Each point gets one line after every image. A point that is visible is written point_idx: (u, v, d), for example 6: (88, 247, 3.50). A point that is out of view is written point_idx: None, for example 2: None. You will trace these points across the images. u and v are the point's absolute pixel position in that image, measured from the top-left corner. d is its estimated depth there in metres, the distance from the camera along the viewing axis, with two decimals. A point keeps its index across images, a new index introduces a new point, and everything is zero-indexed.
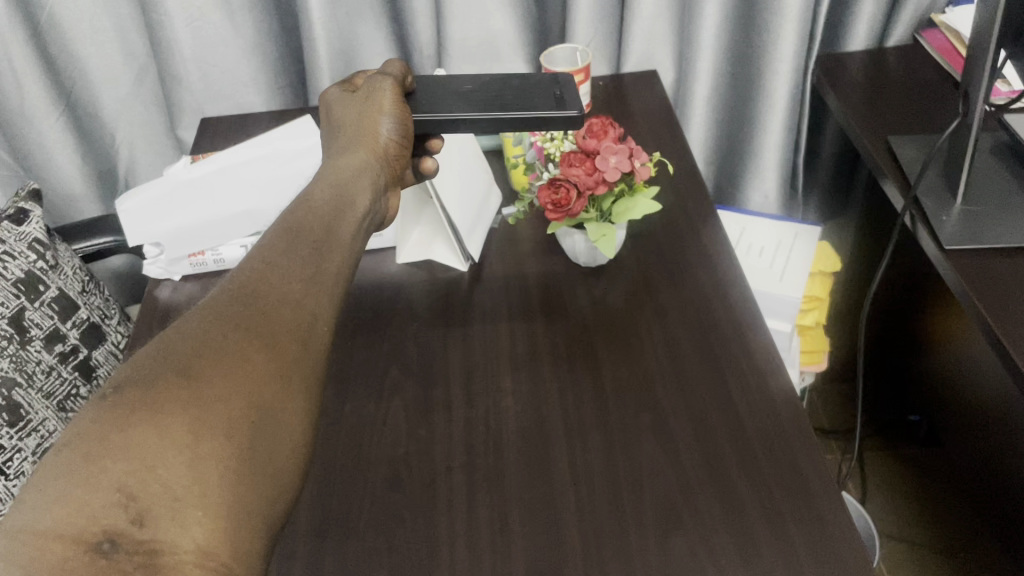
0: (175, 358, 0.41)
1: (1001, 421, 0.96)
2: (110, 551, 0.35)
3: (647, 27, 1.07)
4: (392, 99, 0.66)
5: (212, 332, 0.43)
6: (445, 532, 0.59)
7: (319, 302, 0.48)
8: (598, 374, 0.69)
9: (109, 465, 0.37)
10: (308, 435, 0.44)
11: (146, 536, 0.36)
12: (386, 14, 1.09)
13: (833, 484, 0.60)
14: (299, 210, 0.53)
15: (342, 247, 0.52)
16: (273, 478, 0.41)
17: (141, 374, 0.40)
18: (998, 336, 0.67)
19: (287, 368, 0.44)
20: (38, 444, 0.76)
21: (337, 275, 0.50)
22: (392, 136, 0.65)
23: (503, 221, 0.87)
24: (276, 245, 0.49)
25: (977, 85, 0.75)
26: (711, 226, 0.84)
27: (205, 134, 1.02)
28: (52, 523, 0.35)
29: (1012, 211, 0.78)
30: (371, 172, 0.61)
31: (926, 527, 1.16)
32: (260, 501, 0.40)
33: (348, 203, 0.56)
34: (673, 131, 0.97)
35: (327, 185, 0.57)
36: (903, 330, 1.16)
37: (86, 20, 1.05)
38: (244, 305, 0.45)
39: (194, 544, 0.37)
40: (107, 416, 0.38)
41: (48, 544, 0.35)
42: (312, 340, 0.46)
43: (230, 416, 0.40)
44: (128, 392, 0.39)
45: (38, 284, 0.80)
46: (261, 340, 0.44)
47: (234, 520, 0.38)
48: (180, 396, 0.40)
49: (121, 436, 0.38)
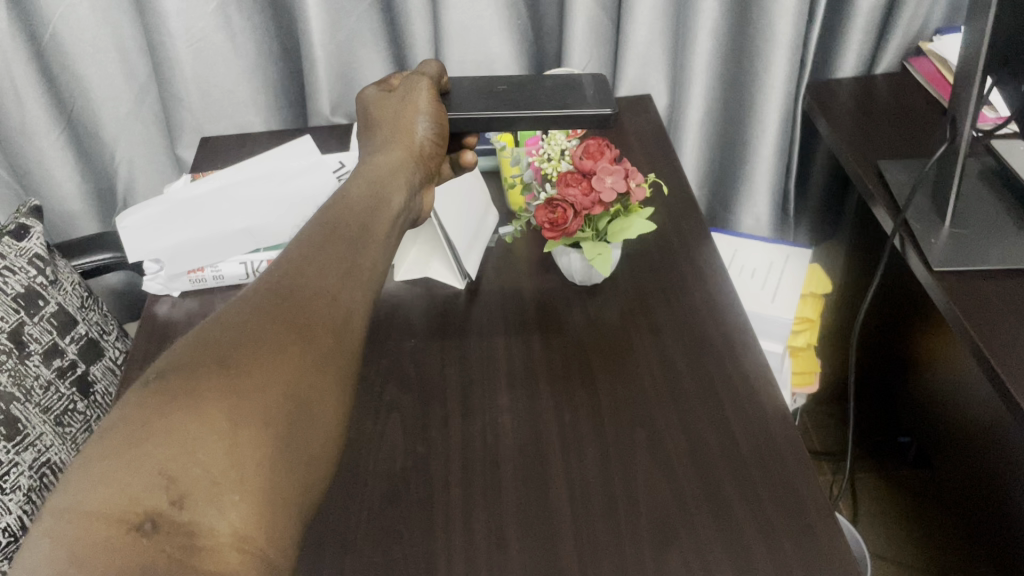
0: (215, 347, 0.42)
1: (992, 442, 0.97)
2: (151, 532, 0.37)
3: (642, 52, 1.09)
4: (428, 98, 0.68)
5: (251, 322, 0.44)
6: (442, 547, 0.59)
7: (353, 296, 0.49)
8: (594, 391, 0.70)
9: (152, 449, 0.38)
10: (339, 426, 0.45)
11: (185, 518, 0.37)
12: (385, 36, 1.11)
13: (827, 503, 0.61)
14: (334, 208, 0.54)
15: (376, 246, 0.53)
16: (309, 466, 0.42)
17: (182, 362, 0.42)
18: (988, 358, 0.68)
19: (323, 359, 0.45)
20: (35, 459, 0.76)
21: (371, 271, 0.51)
22: (428, 135, 0.66)
23: (500, 239, 0.89)
24: (312, 240, 0.50)
25: (964, 111, 0.76)
26: (704, 245, 0.85)
27: (205, 152, 1.03)
28: (96, 503, 0.36)
29: (999, 234, 0.80)
30: (407, 171, 0.62)
31: (918, 548, 1.16)
32: (294, 488, 0.41)
33: (384, 202, 0.57)
34: (666, 153, 0.99)
35: (363, 183, 0.58)
36: (892, 350, 1.18)
37: (89, 40, 1.06)
38: (281, 296, 0.46)
39: (231, 528, 0.38)
40: (149, 402, 0.40)
41: (91, 523, 0.36)
42: (345, 334, 0.47)
43: (268, 404, 0.41)
44: (170, 379, 0.41)
45: (38, 299, 0.81)
46: (300, 333, 0.45)
47: (269, 506, 0.39)
48: (221, 384, 0.41)
49: (162, 421, 0.39)
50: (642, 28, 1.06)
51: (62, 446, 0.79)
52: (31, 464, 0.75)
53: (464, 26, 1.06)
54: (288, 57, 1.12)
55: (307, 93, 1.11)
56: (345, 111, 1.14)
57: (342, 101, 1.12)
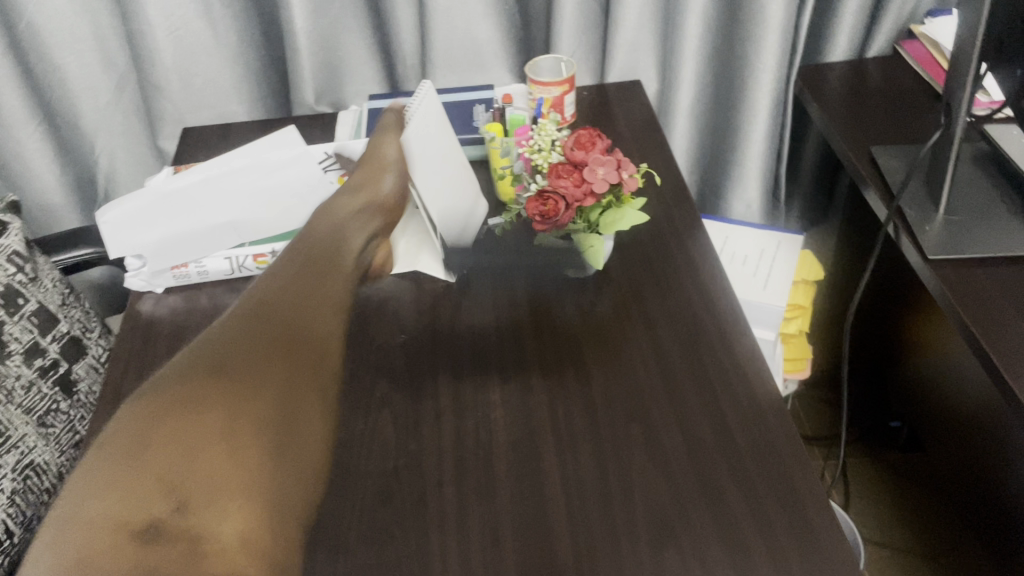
0: (201, 372, 0.51)
1: (981, 424, 0.97)
2: (155, 536, 0.44)
3: (631, 37, 1.08)
4: (395, 153, 0.74)
5: (234, 349, 0.53)
6: (436, 546, 0.58)
7: (329, 321, 0.58)
8: (587, 384, 0.69)
9: (152, 463, 0.46)
10: (326, 431, 0.53)
11: (185, 524, 0.45)
12: (370, 23, 1.09)
13: (823, 493, 0.60)
14: (304, 247, 0.62)
15: (342, 280, 0.62)
16: (299, 469, 0.50)
17: (174, 383, 0.50)
18: (985, 347, 0.67)
19: (303, 376, 0.54)
20: (17, 460, 0.74)
21: (342, 297, 0.60)
22: (394, 189, 0.73)
23: (490, 231, 0.87)
24: (286, 278, 0.59)
25: (959, 97, 0.75)
26: (696, 234, 0.84)
27: (187, 143, 1.01)
28: (102, 513, 0.44)
29: (994, 221, 0.79)
30: (361, 224, 0.70)
31: (911, 531, 1.17)
32: (287, 488, 0.49)
33: (347, 245, 0.68)
34: (657, 140, 0.97)
35: (325, 232, 0.67)
36: (881, 335, 1.19)
37: (66, 29, 1.03)
38: (260, 325, 0.54)
39: (228, 532, 0.45)
40: (148, 422, 0.48)
41: (98, 530, 0.44)
42: (323, 360, 0.55)
43: (256, 417, 0.50)
44: (165, 403, 0.49)
45: (18, 297, 0.79)
46: (277, 360, 0.53)
47: (261, 512, 0.47)
48: (211, 403, 0.49)
49: (159, 437, 0.47)
50: (631, 12, 1.05)
51: (46, 447, 0.78)
52: (14, 466, 0.74)
53: (449, 12, 1.04)
54: (271, 45, 1.10)
55: (291, 81, 1.09)
56: (329, 100, 1.12)
57: (326, 89, 1.11)
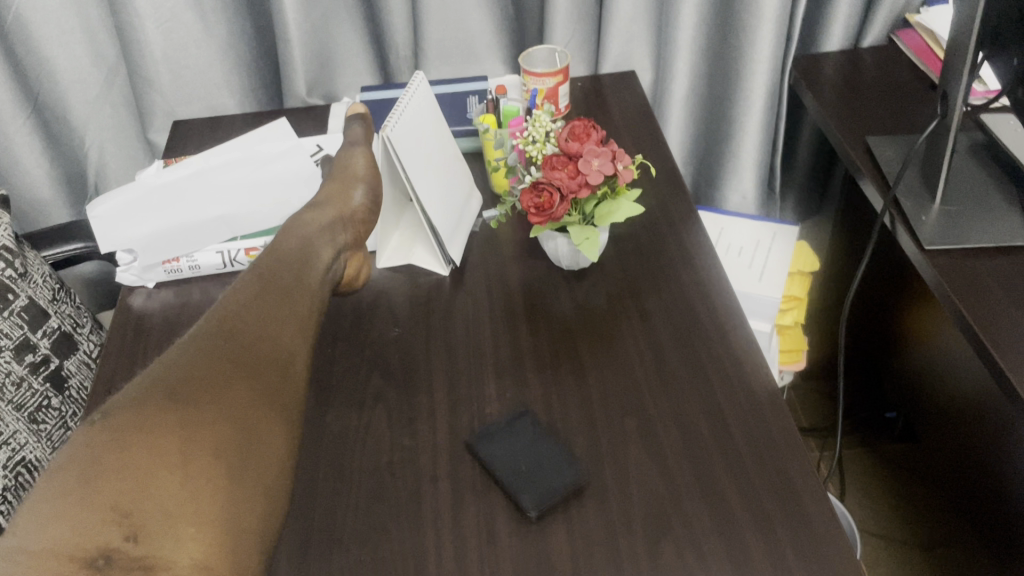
0: (163, 388, 0.48)
1: (978, 415, 0.96)
2: (105, 566, 0.40)
3: (625, 27, 1.08)
4: (364, 166, 0.78)
5: (197, 365, 0.50)
6: (431, 542, 0.58)
7: (292, 341, 0.56)
8: (583, 377, 0.69)
9: (104, 485, 0.43)
10: (291, 452, 0.50)
11: (139, 551, 0.41)
12: (362, 14, 1.08)
13: (821, 486, 0.60)
14: (268, 260, 0.62)
15: (310, 293, 0.61)
16: (265, 492, 0.48)
17: (130, 402, 0.47)
18: (982, 338, 0.67)
19: (267, 397, 0.51)
20: (8, 458, 0.75)
21: (307, 314, 0.59)
22: (363, 202, 0.74)
23: (484, 223, 0.87)
24: (252, 292, 0.57)
25: (956, 86, 0.75)
26: (692, 225, 0.84)
27: (178, 136, 1.00)
28: (48, 544, 0.40)
29: (991, 211, 0.78)
30: (331, 232, 0.69)
31: (907, 523, 1.16)
32: (249, 516, 0.46)
33: (314, 254, 0.65)
34: (651, 130, 0.97)
35: (294, 240, 0.65)
36: (877, 328, 1.18)
37: (54, 21, 1.02)
38: (221, 342, 0.52)
39: (188, 559, 0.42)
40: (101, 440, 0.45)
41: (46, 561, 0.40)
42: (288, 374, 0.54)
43: (217, 440, 0.47)
44: (119, 420, 0.46)
45: (8, 292, 0.78)
46: (243, 376, 0.51)
47: (223, 536, 0.44)
48: (170, 421, 0.46)
49: (113, 458, 0.44)
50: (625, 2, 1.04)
51: (37, 443, 0.78)
52: (5, 464, 0.74)
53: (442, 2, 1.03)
54: (262, 36, 1.09)
55: (282, 73, 1.08)
56: (321, 92, 1.11)
57: (319, 81, 1.10)
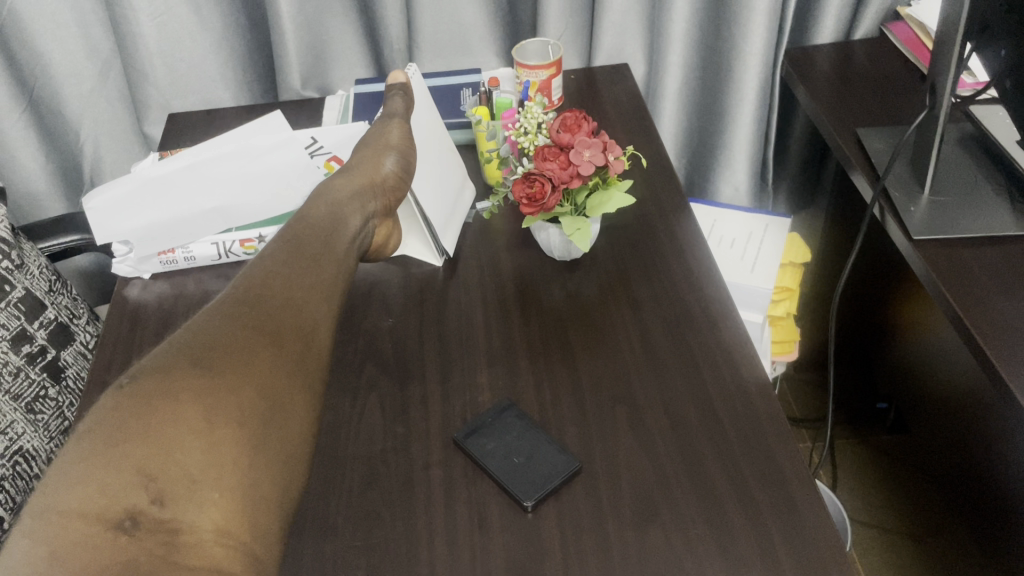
0: (188, 350, 0.47)
1: (968, 405, 0.97)
2: (132, 529, 0.41)
3: (617, 21, 1.08)
4: (399, 137, 0.75)
5: (224, 327, 0.49)
6: (423, 530, 0.58)
7: (318, 308, 0.54)
8: (575, 367, 0.70)
9: (130, 449, 0.42)
10: (311, 424, 0.50)
11: (164, 515, 0.41)
12: (356, 8, 1.08)
13: (808, 473, 0.60)
14: (298, 225, 0.60)
15: (336, 258, 0.59)
16: (285, 462, 0.47)
17: (158, 364, 0.46)
18: (967, 326, 0.68)
19: (291, 366, 0.50)
20: (7, 447, 0.76)
21: (332, 283, 0.57)
22: (393, 170, 0.72)
23: (477, 215, 0.87)
24: (279, 255, 0.56)
25: (944, 77, 0.75)
26: (682, 216, 0.85)
27: (172, 130, 1.01)
28: (74, 504, 0.40)
29: (979, 201, 0.79)
30: (360, 199, 0.67)
31: (895, 512, 1.17)
32: (271, 484, 0.46)
33: (342, 222, 0.63)
34: (644, 122, 0.97)
35: (323, 205, 0.64)
36: (871, 317, 1.19)
37: (49, 15, 1.02)
38: (249, 304, 0.51)
39: (212, 524, 0.42)
40: (127, 402, 0.44)
41: (73, 521, 0.40)
42: (314, 340, 0.53)
43: (241, 406, 0.46)
44: (145, 382, 0.45)
45: (5, 284, 0.79)
46: (270, 339, 0.50)
47: (245, 504, 0.44)
48: (195, 384, 0.45)
49: (138, 422, 0.43)
50: None
51: (34, 433, 0.79)
52: (4, 454, 0.76)
53: None
54: (256, 30, 1.09)
55: (276, 67, 1.08)
56: (316, 84, 1.12)
57: (313, 74, 1.10)
